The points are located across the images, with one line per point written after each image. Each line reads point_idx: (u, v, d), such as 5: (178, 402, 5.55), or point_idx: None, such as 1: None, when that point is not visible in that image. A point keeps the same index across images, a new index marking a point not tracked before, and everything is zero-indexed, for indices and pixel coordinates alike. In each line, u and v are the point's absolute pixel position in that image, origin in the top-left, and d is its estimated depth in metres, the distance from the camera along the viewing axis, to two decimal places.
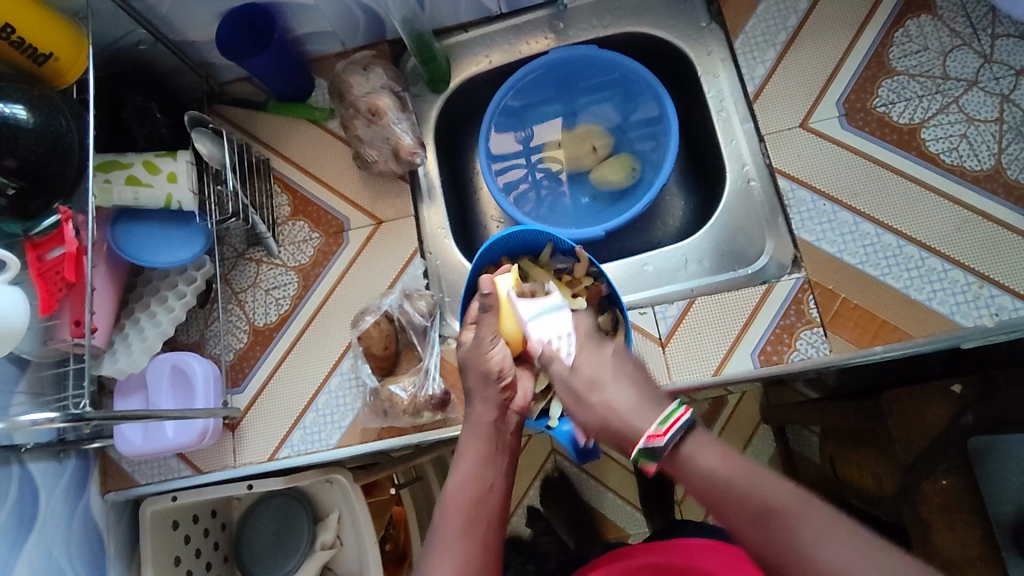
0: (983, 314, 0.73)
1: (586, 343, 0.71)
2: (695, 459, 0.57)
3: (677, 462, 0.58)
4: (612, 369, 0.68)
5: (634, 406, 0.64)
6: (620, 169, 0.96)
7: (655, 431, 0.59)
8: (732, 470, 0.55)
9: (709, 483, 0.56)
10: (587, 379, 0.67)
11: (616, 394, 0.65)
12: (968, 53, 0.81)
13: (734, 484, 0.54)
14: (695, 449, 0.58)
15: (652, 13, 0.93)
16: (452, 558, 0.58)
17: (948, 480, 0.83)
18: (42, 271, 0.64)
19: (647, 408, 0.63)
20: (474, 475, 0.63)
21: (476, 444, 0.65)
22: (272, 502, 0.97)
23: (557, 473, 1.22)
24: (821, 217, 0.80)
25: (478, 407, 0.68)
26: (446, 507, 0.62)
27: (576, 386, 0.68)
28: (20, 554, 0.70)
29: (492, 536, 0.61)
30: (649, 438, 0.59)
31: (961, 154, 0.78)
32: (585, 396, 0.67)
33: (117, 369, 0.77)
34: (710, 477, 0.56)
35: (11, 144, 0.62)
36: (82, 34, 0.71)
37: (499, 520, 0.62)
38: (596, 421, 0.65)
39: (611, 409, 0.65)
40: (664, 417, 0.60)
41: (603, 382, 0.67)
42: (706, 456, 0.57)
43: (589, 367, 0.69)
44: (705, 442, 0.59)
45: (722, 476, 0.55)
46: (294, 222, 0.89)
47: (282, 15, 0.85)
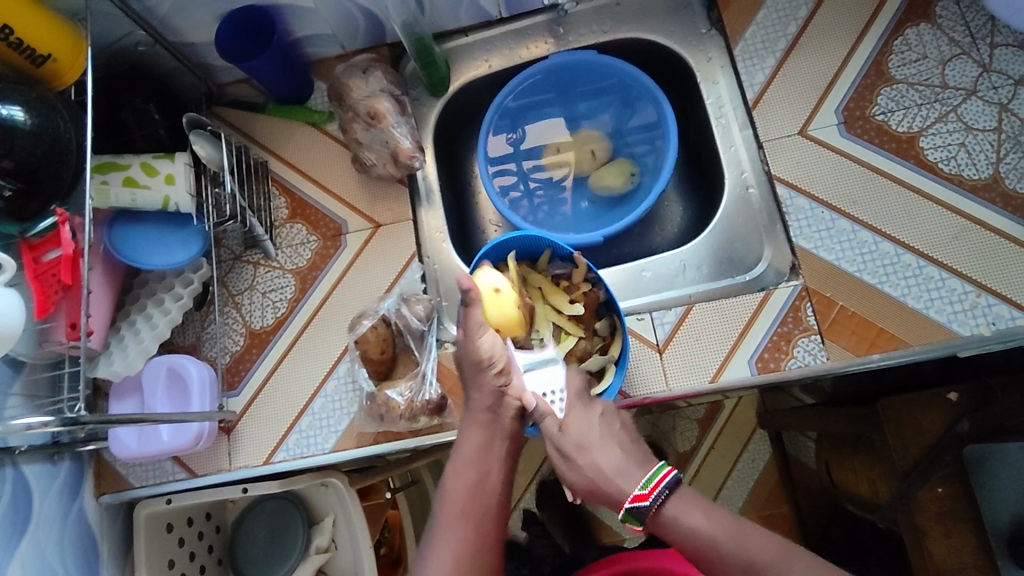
0: (980, 324, 0.73)
1: (575, 401, 0.68)
2: (680, 520, 0.57)
3: (661, 521, 0.58)
4: (601, 433, 0.65)
5: (624, 470, 0.62)
6: (619, 175, 0.95)
7: (639, 493, 0.59)
8: (717, 531, 0.56)
9: (694, 545, 0.56)
10: (576, 441, 0.65)
11: (605, 456, 0.63)
12: (966, 62, 0.81)
13: (720, 548, 0.55)
14: (679, 510, 0.58)
15: (653, 18, 0.93)
16: (450, 548, 0.60)
17: (944, 487, 0.82)
18: (38, 273, 0.65)
19: (634, 469, 0.62)
20: (468, 467, 0.64)
21: (474, 432, 0.66)
22: (267, 505, 0.97)
23: (552, 478, 1.22)
24: (819, 225, 0.80)
25: (474, 395, 0.69)
26: (445, 496, 0.63)
27: (565, 447, 0.64)
28: (13, 557, 0.69)
29: (490, 524, 0.62)
30: (634, 500, 0.59)
31: (959, 163, 0.78)
32: (575, 457, 0.64)
33: (111, 372, 0.77)
34: (696, 538, 0.56)
35: (9, 146, 0.62)
36: (80, 36, 0.71)
37: (498, 508, 0.64)
38: (586, 483, 0.63)
39: (599, 472, 0.62)
40: (646, 480, 0.60)
41: (592, 444, 0.64)
42: (690, 517, 0.57)
43: (577, 429, 0.65)
44: (689, 500, 0.58)
45: (707, 538, 0.56)
46: (292, 225, 0.89)
47: (282, 18, 0.85)
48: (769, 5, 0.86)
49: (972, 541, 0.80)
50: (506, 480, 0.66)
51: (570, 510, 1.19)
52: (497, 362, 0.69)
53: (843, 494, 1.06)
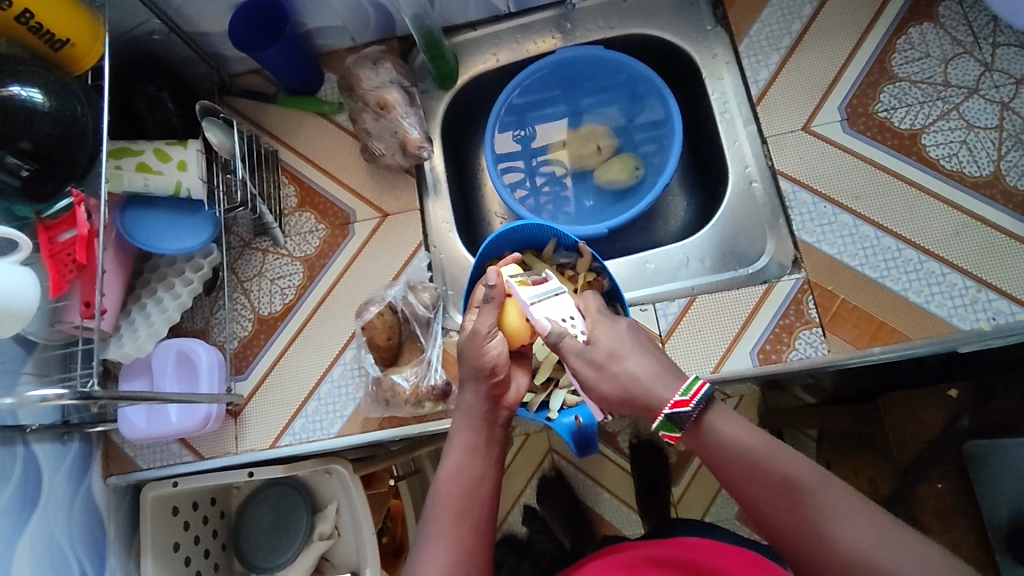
0: (980, 318, 0.74)
1: (600, 318, 0.65)
2: (719, 431, 0.55)
3: (700, 428, 0.56)
4: (632, 339, 0.62)
5: (659, 377, 0.58)
6: (624, 169, 0.96)
7: (679, 399, 0.56)
8: (760, 444, 0.53)
9: (732, 455, 0.54)
10: (606, 350, 0.61)
11: (639, 364, 0.59)
12: (968, 61, 0.82)
13: (764, 458, 0.53)
14: (720, 419, 0.55)
15: (659, 15, 0.94)
16: (443, 550, 0.58)
17: (943, 483, 0.84)
18: (54, 252, 0.66)
19: (668, 378, 0.58)
20: (464, 467, 0.63)
21: (466, 432, 0.65)
22: (272, 492, 0.98)
23: (552, 473, 1.24)
24: (822, 219, 0.81)
25: (469, 395, 0.67)
26: (436, 497, 0.62)
27: (596, 358, 0.61)
28: (23, 534, 0.71)
29: (483, 526, 0.61)
30: (673, 406, 0.56)
31: (960, 160, 0.79)
32: (605, 368, 0.60)
33: (123, 353, 0.78)
34: (734, 449, 0.54)
35: (27, 127, 0.63)
36: (98, 22, 0.72)
37: (491, 509, 0.62)
38: (619, 392, 0.59)
39: (634, 379, 0.58)
40: (686, 387, 0.56)
41: (624, 352, 0.60)
42: (732, 428, 0.55)
43: (607, 340, 0.62)
44: (727, 415, 0.56)
45: (747, 451, 0.53)
46: (301, 213, 0.90)
47: (294, 9, 0.87)
48: (774, 3, 0.88)
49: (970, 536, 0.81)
50: (498, 481, 0.64)
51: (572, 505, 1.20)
52: (499, 372, 0.68)
53: None
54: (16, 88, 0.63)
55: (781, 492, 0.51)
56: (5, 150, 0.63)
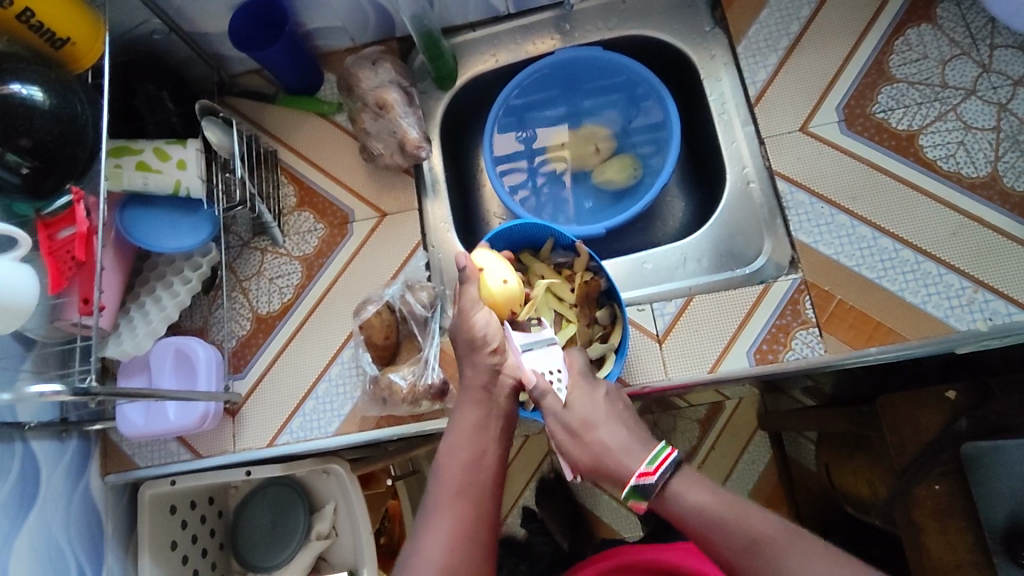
0: (977, 319, 0.74)
1: (580, 380, 0.68)
2: (682, 498, 0.59)
3: (666, 498, 0.59)
4: (607, 410, 0.66)
5: (628, 446, 0.63)
6: (622, 169, 0.98)
7: (644, 470, 0.60)
8: (720, 508, 0.57)
9: (696, 520, 0.57)
10: (581, 417, 0.65)
11: (612, 433, 0.64)
12: (966, 63, 0.82)
13: (727, 519, 0.56)
14: (684, 486, 0.59)
15: (658, 16, 0.94)
16: (447, 521, 0.61)
17: (941, 484, 0.83)
18: (53, 249, 0.66)
19: (637, 448, 0.63)
20: (465, 445, 0.65)
21: (469, 409, 0.68)
22: (269, 491, 0.98)
23: (552, 475, 1.23)
24: (819, 219, 0.81)
25: (469, 372, 0.70)
26: (440, 472, 0.65)
27: (571, 423, 0.65)
28: (20, 531, 0.71)
29: (487, 498, 0.63)
30: (640, 476, 0.60)
31: (958, 161, 0.79)
32: (580, 435, 0.64)
33: (121, 352, 0.78)
34: (698, 514, 0.57)
35: (27, 125, 0.64)
36: (99, 21, 0.73)
37: (495, 482, 0.65)
38: (590, 459, 0.64)
39: (605, 447, 0.63)
40: (652, 457, 0.61)
41: (597, 421, 0.65)
42: (693, 494, 0.58)
43: (583, 407, 0.66)
44: (690, 481, 0.59)
45: (710, 515, 0.57)
46: (300, 213, 0.90)
47: (294, 9, 0.87)
48: (772, 5, 0.88)
49: (969, 539, 0.81)
50: (502, 456, 0.67)
51: (570, 507, 1.20)
52: (493, 342, 0.70)
53: (841, 497, 1.06)
54: (16, 86, 0.64)
55: (747, 549, 0.54)
56: (5, 147, 0.63)
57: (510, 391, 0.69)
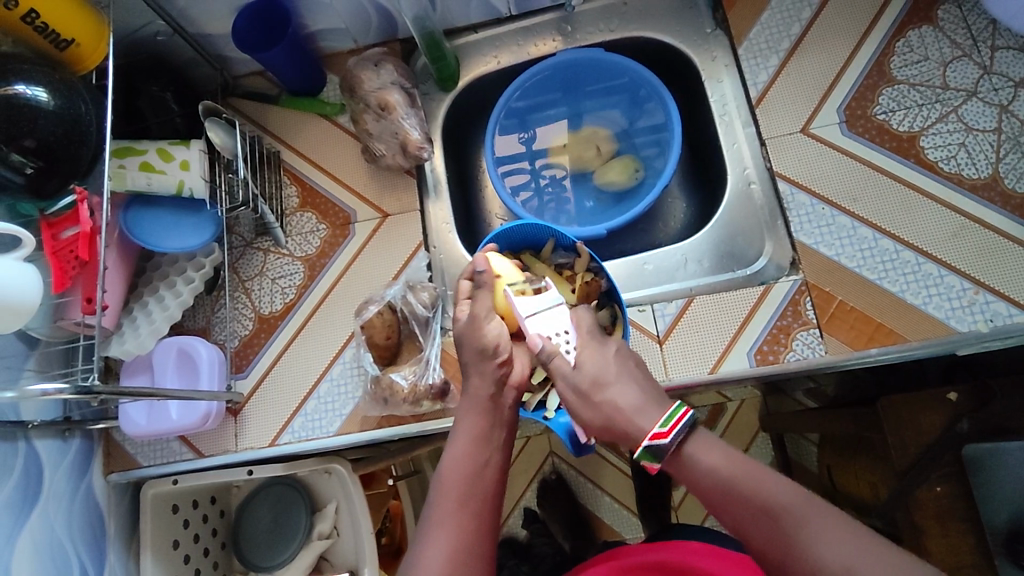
0: (977, 320, 0.74)
1: (589, 340, 0.67)
2: (698, 460, 0.58)
3: (680, 460, 0.59)
4: (617, 366, 0.65)
5: (639, 407, 0.62)
6: (623, 170, 0.98)
7: (657, 431, 0.59)
8: (736, 470, 0.56)
9: (711, 481, 0.57)
10: (591, 376, 0.65)
11: (623, 393, 0.63)
12: (967, 64, 0.82)
13: (743, 481, 0.55)
14: (699, 448, 0.59)
15: (659, 18, 0.94)
16: (447, 533, 0.60)
17: (942, 486, 0.82)
18: (56, 249, 0.66)
19: (650, 408, 0.62)
20: (468, 456, 0.64)
21: (472, 419, 0.67)
22: (271, 491, 0.98)
23: (553, 476, 1.23)
24: (820, 221, 0.81)
25: (475, 381, 0.69)
26: (441, 482, 0.64)
27: (581, 384, 0.64)
28: (22, 530, 0.71)
29: (487, 510, 0.63)
30: (652, 437, 0.59)
31: (959, 162, 0.80)
32: (590, 396, 0.64)
33: (124, 351, 0.79)
34: (713, 476, 0.57)
35: (32, 125, 0.64)
36: (103, 22, 0.73)
37: (497, 494, 0.64)
38: (601, 420, 0.63)
39: (615, 409, 0.63)
40: (665, 419, 0.60)
41: (607, 380, 0.64)
42: (709, 455, 0.58)
43: (593, 365, 0.65)
44: (705, 443, 0.59)
45: (725, 476, 0.56)
46: (302, 213, 0.91)
47: (297, 11, 0.88)
48: (773, 6, 0.88)
49: (970, 541, 0.80)
50: (502, 468, 0.66)
51: (571, 508, 1.20)
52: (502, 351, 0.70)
53: (843, 498, 1.06)
54: (21, 87, 0.64)
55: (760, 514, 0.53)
56: (9, 147, 0.64)
57: (514, 400, 0.70)
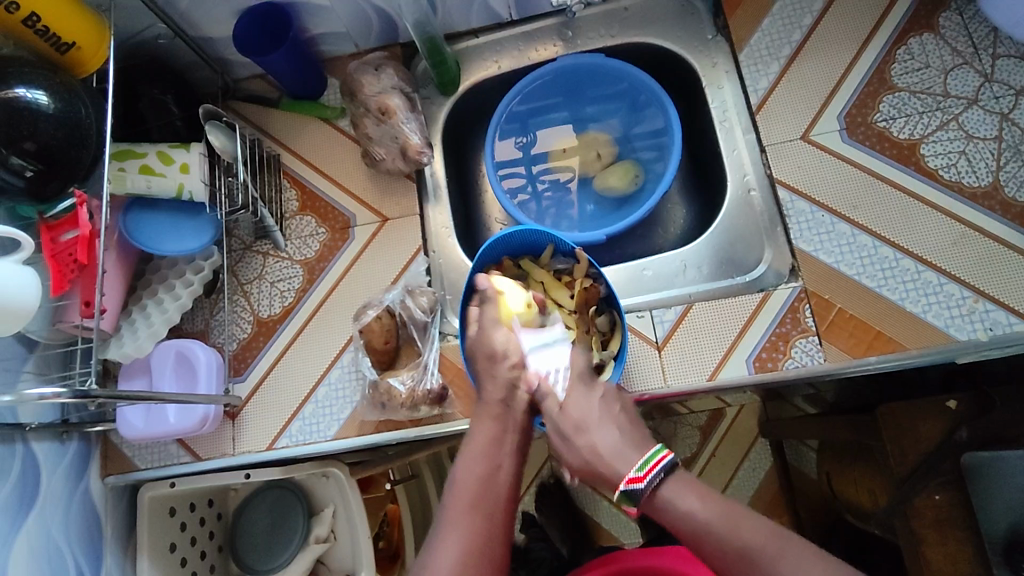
0: (977, 329, 0.74)
1: (577, 383, 0.71)
2: (676, 502, 0.59)
3: (656, 503, 0.60)
4: (599, 412, 0.69)
5: (617, 450, 0.65)
6: (623, 176, 0.97)
7: (633, 475, 0.62)
8: (711, 514, 0.57)
9: (687, 525, 0.57)
10: (576, 419, 0.68)
11: (603, 437, 0.67)
12: (968, 72, 0.82)
13: (717, 526, 0.56)
14: (675, 494, 0.60)
15: (660, 23, 0.94)
16: (460, 534, 0.60)
17: (940, 494, 0.82)
18: (56, 252, 0.66)
19: (628, 453, 0.65)
20: (482, 459, 0.65)
21: (487, 424, 0.68)
22: (268, 494, 0.98)
23: (552, 480, 1.23)
24: (820, 228, 0.81)
25: (488, 386, 0.71)
26: (455, 484, 0.64)
27: (564, 427, 0.68)
28: (19, 533, 0.71)
29: (500, 513, 0.62)
30: (628, 482, 0.62)
31: (959, 170, 0.79)
32: (574, 437, 0.68)
33: (123, 354, 0.79)
34: (689, 520, 0.58)
35: (32, 129, 0.64)
36: (104, 26, 0.73)
37: (510, 497, 0.64)
38: (581, 460, 0.67)
39: (596, 451, 0.66)
40: (641, 463, 0.62)
41: (590, 425, 0.67)
42: (685, 499, 0.59)
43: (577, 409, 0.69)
44: (681, 485, 0.60)
45: (701, 521, 0.57)
46: (302, 217, 0.91)
47: (298, 15, 0.88)
48: (774, 12, 0.88)
49: (970, 551, 0.80)
50: (516, 472, 0.66)
51: (569, 513, 1.19)
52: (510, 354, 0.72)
53: (842, 505, 1.06)
54: (22, 90, 0.64)
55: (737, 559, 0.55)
56: (9, 151, 0.64)
57: (526, 405, 0.70)
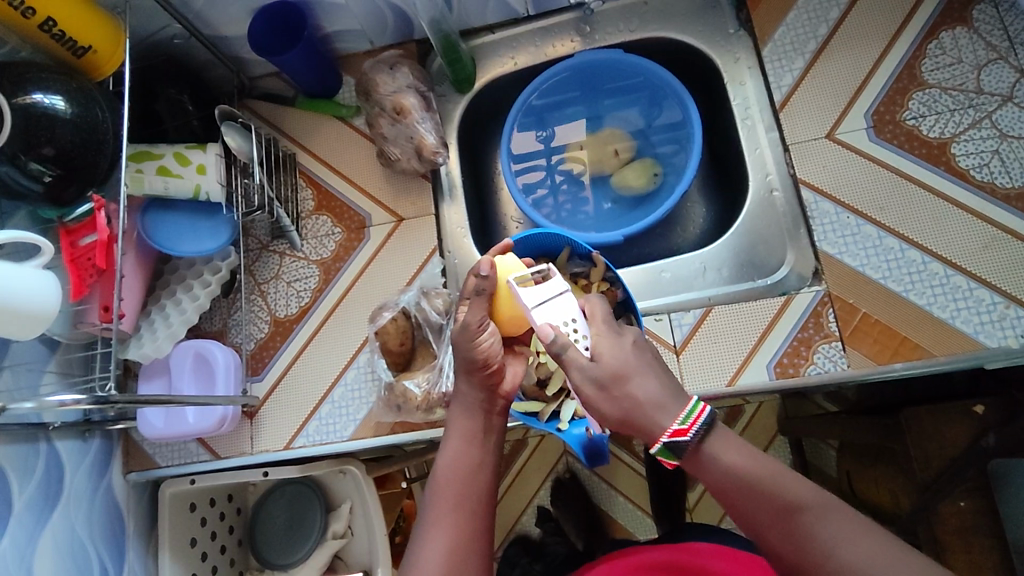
0: (1008, 335, 0.72)
1: (604, 331, 0.63)
2: (719, 455, 0.55)
3: (699, 458, 0.56)
4: (636, 358, 0.61)
5: (660, 402, 0.58)
6: (642, 174, 0.95)
7: (677, 428, 0.56)
8: (758, 469, 0.54)
9: (732, 483, 0.54)
10: (612, 369, 0.59)
11: (642, 385, 0.58)
12: (1003, 67, 0.79)
13: (771, 481, 0.53)
14: (722, 445, 0.56)
15: (680, 18, 0.92)
16: (444, 533, 0.60)
17: (965, 501, 0.80)
18: (75, 256, 0.67)
19: (669, 402, 0.58)
20: (463, 454, 0.65)
21: (463, 421, 0.67)
22: (287, 489, 0.99)
23: (567, 474, 1.22)
24: (844, 230, 0.79)
25: (464, 386, 0.69)
26: (437, 484, 0.64)
27: (600, 377, 0.59)
28: (44, 530, 0.72)
29: (481, 513, 0.63)
30: (671, 435, 0.56)
31: (992, 171, 0.77)
32: (608, 389, 0.59)
33: (142, 354, 0.79)
34: (734, 476, 0.54)
35: (49, 133, 0.64)
36: (119, 29, 0.73)
37: (490, 495, 0.64)
38: (619, 413, 0.58)
39: (635, 403, 0.58)
40: (685, 413, 0.56)
41: (628, 373, 0.59)
42: (731, 455, 0.55)
43: (612, 359, 0.60)
44: (727, 440, 0.56)
45: (748, 477, 0.54)
46: (318, 216, 0.91)
47: (313, 14, 0.87)
48: (800, 6, 0.85)
49: (993, 559, 0.77)
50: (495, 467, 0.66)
51: (585, 507, 1.18)
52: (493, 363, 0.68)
53: (861, 504, 1.02)
54: (39, 96, 0.64)
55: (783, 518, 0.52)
56: (28, 156, 0.64)
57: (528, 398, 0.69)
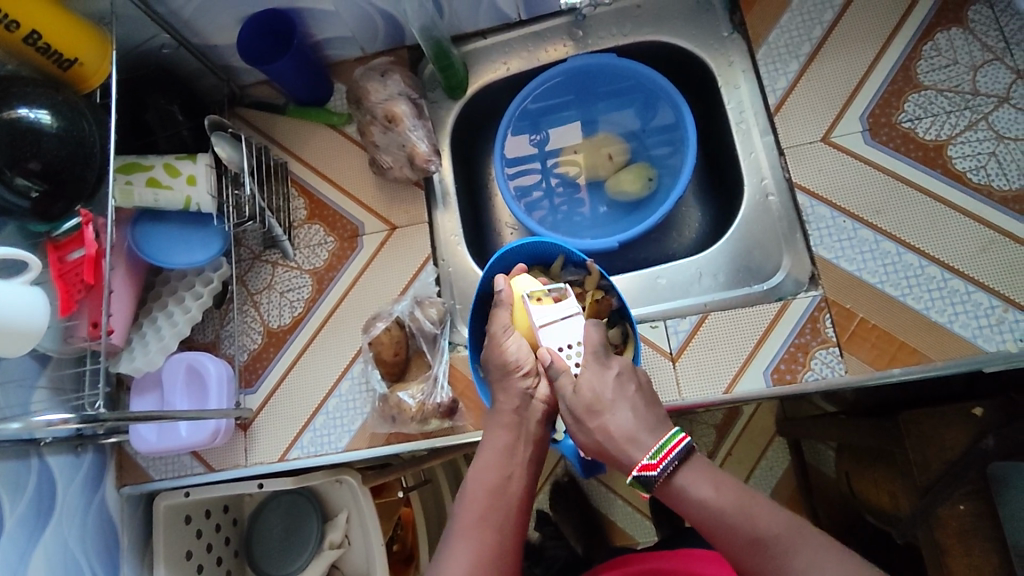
0: (1006, 339, 0.71)
1: (591, 361, 0.65)
2: (689, 488, 0.57)
3: (669, 489, 0.58)
4: (613, 391, 0.63)
5: (632, 435, 0.60)
6: (636, 179, 0.95)
7: (645, 463, 0.58)
8: (726, 502, 0.55)
9: (700, 515, 0.55)
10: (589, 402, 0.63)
11: (617, 419, 0.61)
12: (999, 68, 0.78)
13: (742, 513, 0.54)
14: (690, 478, 0.57)
15: (673, 21, 0.92)
16: (470, 546, 0.59)
17: (966, 505, 0.79)
18: (62, 272, 0.67)
19: (643, 437, 0.60)
20: (497, 466, 0.64)
21: (500, 433, 0.67)
22: (283, 499, 0.99)
23: (566, 479, 1.21)
24: (841, 234, 0.78)
25: (500, 397, 0.69)
26: (467, 495, 0.63)
27: (577, 408, 0.63)
28: (37, 547, 0.72)
29: (508, 526, 0.62)
30: (641, 469, 0.58)
31: (988, 173, 0.76)
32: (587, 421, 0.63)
33: (134, 368, 0.78)
34: (702, 508, 0.55)
35: (35, 148, 0.64)
36: (107, 40, 0.73)
37: (521, 506, 0.64)
38: (595, 445, 0.63)
39: (612, 437, 0.61)
40: (655, 449, 0.58)
41: (603, 407, 0.62)
42: (699, 487, 0.56)
43: (592, 387, 0.63)
44: (697, 471, 0.57)
45: (714, 510, 0.55)
46: (310, 225, 0.90)
47: (303, 21, 0.86)
48: (794, 8, 0.85)
49: (994, 562, 0.76)
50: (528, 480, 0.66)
51: (584, 512, 1.18)
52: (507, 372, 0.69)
53: (861, 506, 1.02)
54: (25, 111, 0.64)
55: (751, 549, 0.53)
56: (14, 171, 0.63)
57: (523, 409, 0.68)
